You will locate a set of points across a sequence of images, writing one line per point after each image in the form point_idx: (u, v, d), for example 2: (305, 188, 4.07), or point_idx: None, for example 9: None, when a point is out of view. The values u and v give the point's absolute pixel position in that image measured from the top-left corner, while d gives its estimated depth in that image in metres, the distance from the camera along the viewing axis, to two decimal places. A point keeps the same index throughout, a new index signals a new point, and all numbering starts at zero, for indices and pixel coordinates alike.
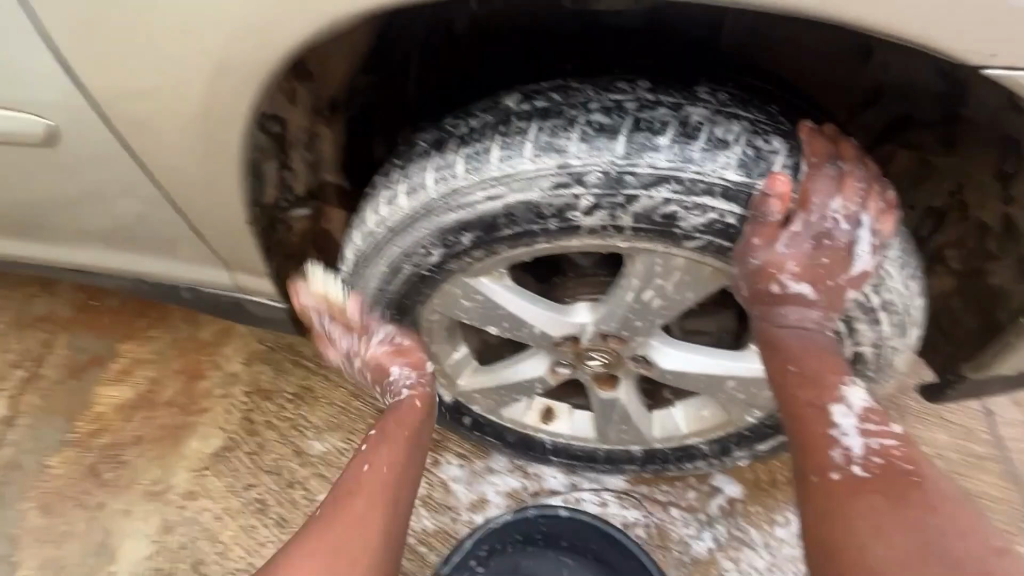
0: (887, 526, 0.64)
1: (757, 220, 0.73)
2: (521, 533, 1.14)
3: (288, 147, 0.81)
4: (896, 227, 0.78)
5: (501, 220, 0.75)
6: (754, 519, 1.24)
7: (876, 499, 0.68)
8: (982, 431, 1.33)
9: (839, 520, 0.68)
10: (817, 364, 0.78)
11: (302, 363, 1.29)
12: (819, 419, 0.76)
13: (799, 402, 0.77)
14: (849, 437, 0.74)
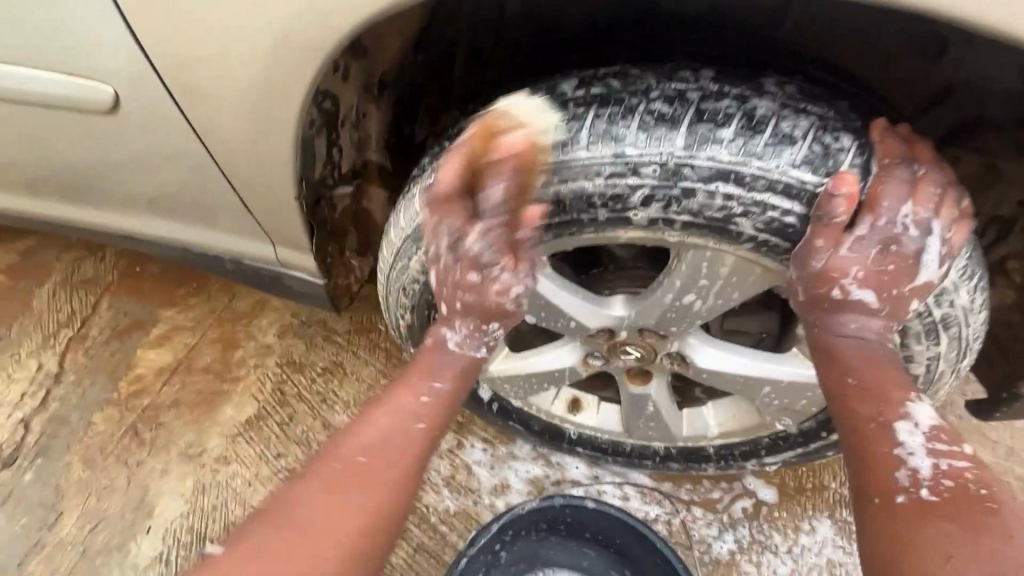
0: (960, 556, 0.54)
1: (820, 221, 0.60)
2: (542, 524, 1.00)
3: (338, 125, 0.79)
4: (969, 239, 0.63)
5: (550, 209, 0.65)
6: (779, 525, 1.19)
7: (947, 526, 0.57)
8: None
9: (902, 543, 0.57)
10: (879, 377, 0.66)
11: (335, 340, 1.45)
12: (880, 436, 0.64)
13: (857, 418, 0.65)
14: (915, 457, 0.62)
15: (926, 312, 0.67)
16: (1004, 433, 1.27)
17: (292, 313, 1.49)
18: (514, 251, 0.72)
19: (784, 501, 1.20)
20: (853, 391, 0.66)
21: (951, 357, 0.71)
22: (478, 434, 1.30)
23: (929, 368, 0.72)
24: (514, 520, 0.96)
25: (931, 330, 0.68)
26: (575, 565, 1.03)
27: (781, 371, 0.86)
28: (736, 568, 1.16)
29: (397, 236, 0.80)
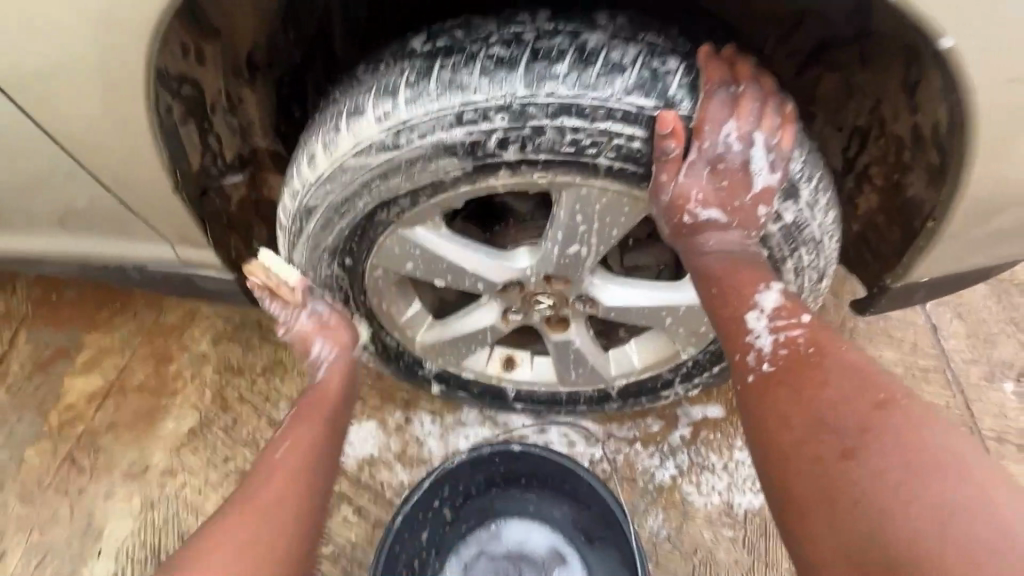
0: (790, 415, 0.65)
1: (653, 152, 0.65)
2: (476, 486, 1.06)
3: (210, 113, 0.80)
4: (795, 144, 0.70)
5: (416, 166, 0.67)
6: (714, 445, 1.26)
7: (786, 391, 0.66)
8: (927, 345, 1.40)
9: (762, 419, 0.67)
10: (738, 278, 0.73)
11: (271, 339, 1.45)
12: (736, 323, 0.73)
13: (723, 316, 0.73)
14: (761, 338, 0.71)
15: (779, 216, 0.73)
16: (907, 331, 1.41)
17: (223, 318, 1.47)
18: (399, 215, 0.75)
19: (719, 423, 1.29)
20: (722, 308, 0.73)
21: (813, 257, 0.78)
22: (425, 407, 1.32)
23: (798, 274, 0.80)
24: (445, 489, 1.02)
25: (790, 236, 0.75)
26: (523, 512, 1.09)
27: (679, 298, 0.91)
28: (679, 491, 1.23)
29: (287, 216, 0.81)
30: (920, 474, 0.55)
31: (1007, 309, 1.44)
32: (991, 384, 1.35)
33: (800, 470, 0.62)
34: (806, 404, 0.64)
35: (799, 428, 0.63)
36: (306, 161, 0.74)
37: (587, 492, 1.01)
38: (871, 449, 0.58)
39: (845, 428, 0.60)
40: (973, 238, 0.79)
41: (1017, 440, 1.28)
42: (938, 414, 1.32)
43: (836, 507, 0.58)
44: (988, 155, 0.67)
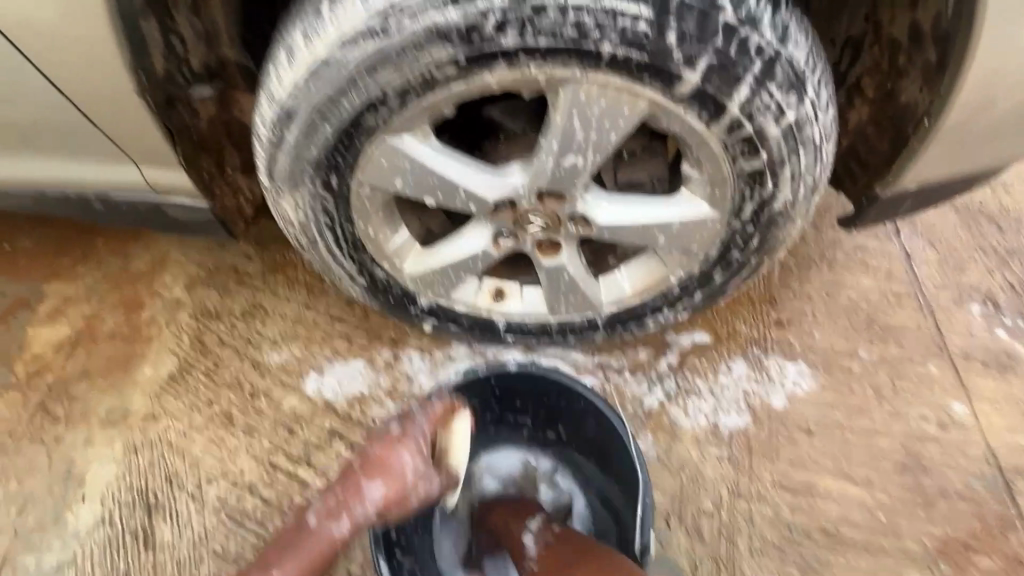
0: None
1: (657, 36, 0.65)
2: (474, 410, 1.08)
3: (172, 10, 0.73)
4: (801, 32, 0.69)
5: (410, 55, 0.67)
6: (699, 371, 1.30)
7: None
8: (901, 272, 1.44)
9: None
10: None
11: (248, 283, 1.40)
12: None
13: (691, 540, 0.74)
14: None
15: (783, 115, 0.71)
16: (883, 259, 1.45)
17: (196, 263, 1.41)
18: (385, 116, 0.74)
19: (703, 350, 1.32)
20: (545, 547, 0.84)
21: (810, 164, 0.78)
22: (414, 345, 1.32)
23: (793, 184, 0.80)
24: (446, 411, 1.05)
25: (791, 135, 0.73)
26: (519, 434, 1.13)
27: (674, 214, 0.88)
28: (667, 416, 1.26)
29: (264, 126, 0.78)
30: None
31: (976, 237, 1.49)
32: (960, 306, 1.41)
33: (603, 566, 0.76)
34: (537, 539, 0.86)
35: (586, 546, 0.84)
36: (283, 59, 0.73)
37: (583, 408, 1.03)
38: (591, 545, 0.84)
39: None
40: (967, 136, 0.80)
41: (983, 357, 1.34)
42: (912, 335, 1.36)
43: None
44: (997, 21, 0.67)
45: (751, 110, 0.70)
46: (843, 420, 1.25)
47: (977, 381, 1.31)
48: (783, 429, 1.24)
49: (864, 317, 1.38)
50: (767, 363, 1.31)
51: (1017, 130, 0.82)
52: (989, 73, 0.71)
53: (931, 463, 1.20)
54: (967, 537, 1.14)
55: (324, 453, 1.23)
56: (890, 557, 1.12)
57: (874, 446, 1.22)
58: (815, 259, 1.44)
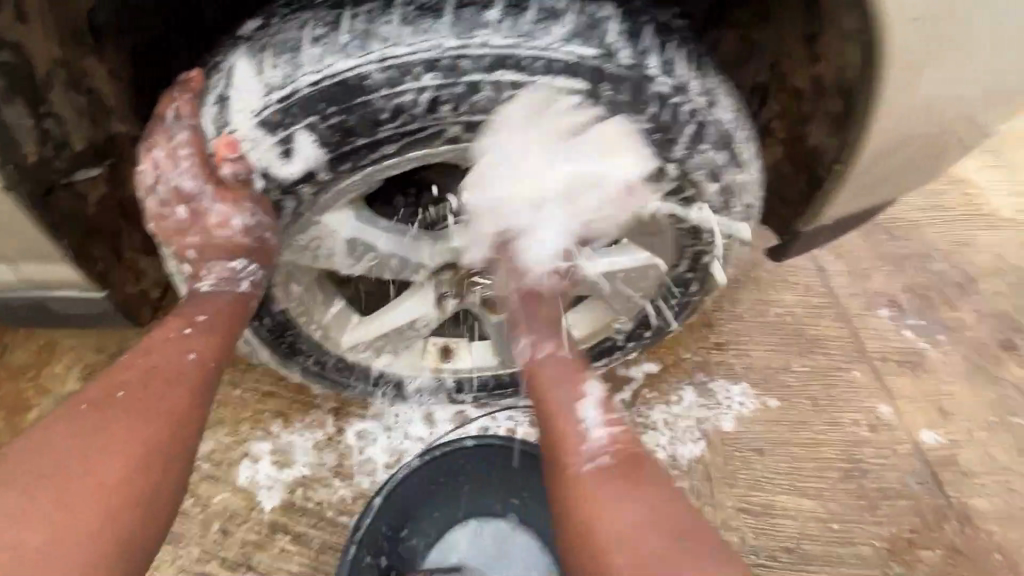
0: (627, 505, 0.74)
1: (593, 109, 0.65)
2: (400, 521, 0.97)
3: (44, 88, 0.64)
4: (730, 94, 0.71)
5: (337, 134, 0.64)
6: (653, 403, 1.31)
7: (617, 482, 0.77)
8: (818, 285, 1.55)
9: (579, 496, 0.76)
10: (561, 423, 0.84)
11: None
12: (568, 419, 0.84)
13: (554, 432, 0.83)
14: (594, 430, 0.82)
15: (718, 175, 0.74)
16: (801, 274, 1.55)
17: (93, 350, 1.24)
18: (315, 189, 0.70)
19: (653, 382, 1.33)
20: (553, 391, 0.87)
21: (743, 216, 0.82)
22: (359, 415, 1.22)
23: (728, 234, 0.84)
24: (371, 536, 0.93)
25: (724, 192, 0.76)
26: (460, 523, 1.03)
27: (620, 260, 0.89)
28: None
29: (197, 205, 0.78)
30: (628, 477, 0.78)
31: (873, 246, 1.64)
32: (871, 311, 1.53)
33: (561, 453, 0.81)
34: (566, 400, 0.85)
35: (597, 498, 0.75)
36: (167, 158, 0.74)
37: (498, 462, 1.00)
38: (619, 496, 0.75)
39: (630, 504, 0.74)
40: (872, 179, 0.87)
41: (896, 357, 1.46)
42: (835, 343, 1.46)
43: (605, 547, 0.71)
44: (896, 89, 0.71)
45: (687, 168, 0.72)
46: (788, 435, 1.30)
47: (895, 380, 1.42)
48: (736, 452, 1.27)
49: (793, 331, 1.46)
50: (713, 388, 1.34)
51: (915, 169, 0.90)
52: (888, 134, 0.78)
53: (870, 466, 1.28)
54: (910, 533, 1.21)
55: (266, 551, 1.10)
56: (848, 564, 1.17)
57: (818, 455, 1.28)
58: (743, 279, 1.52)
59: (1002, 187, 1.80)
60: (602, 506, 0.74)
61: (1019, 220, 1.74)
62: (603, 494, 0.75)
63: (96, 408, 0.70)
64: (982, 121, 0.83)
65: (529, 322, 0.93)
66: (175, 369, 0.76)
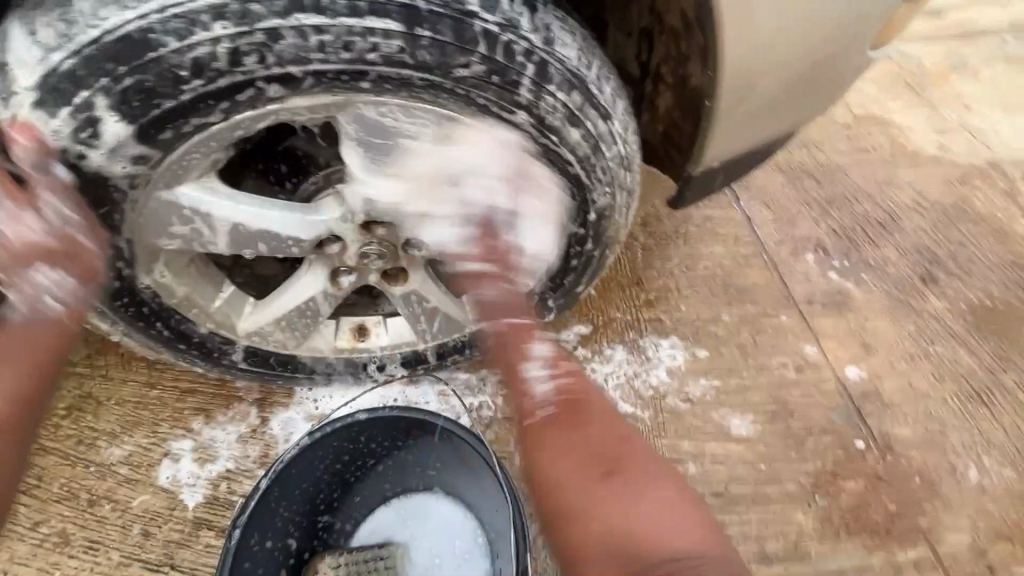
0: (580, 469, 0.79)
1: (415, 51, 0.65)
2: (310, 505, 0.97)
3: None
4: (565, 32, 0.71)
5: (140, 96, 0.62)
6: (585, 365, 1.30)
7: (566, 440, 0.81)
8: (746, 236, 1.56)
9: (544, 455, 0.81)
10: (512, 334, 0.86)
11: (71, 371, 1.20)
12: (516, 356, 0.85)
13: (512, 364, 0.85)
14: (538, 375, 0.85)
15: (577, 118, 0.74)
16: (729, 226, 1.56)
17: None
18: (142, 161, 0.67)
19: (583, 344, 1.33)
20: (506, 340, 0.86)
21: (619, 161, 0.82)
22: (283, 403, 1.19)
23: (613, 180, 0.83)
24: (273, 523, 0.92)
25: (588, 135, 0.76)
26: (385, 500, 1.03)
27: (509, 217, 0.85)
28: None
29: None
30: (603, 480, 0.78)
31: (800, 192, 1.66)
32: (797, 257, 1.55)
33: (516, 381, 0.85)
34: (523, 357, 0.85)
35: (564, 450, 0.80)
36: None
37: (388, 424, 0.96)
38: (583, 485, 0.77)
39: (628, 504, 0.76)
40: (748, 116, 0.89)
41: (822, 299, 1.48)
42: (762, 290, 1.48)
43: (576, 524, 0.77)
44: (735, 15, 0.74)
45: (540, 113, 0.72)
46: (718, 384, 1.31)
47: (821, 322, 1.45)
48: (666, 405, 1.27)
49: (721, 283, 1.47)
50: (643, 344, 1.35)
51: (789, 102, 0.92)
52: (745, 62, 0.80)
53: (796, 406, 1.31)
54: (835, 466, 1.24)
55: (190, 550, 1.07)
56: (776, 502, 1.19)
57: (746, 400, 1.30)
58: (672, 236, 1.53)
59: (924, 126, 1.83)
60: (558, 481, 0.79)
61: (940, 156, 1.77)
62: (558, 468, 0.79)
63: None
64: (834, 42, 0.86)
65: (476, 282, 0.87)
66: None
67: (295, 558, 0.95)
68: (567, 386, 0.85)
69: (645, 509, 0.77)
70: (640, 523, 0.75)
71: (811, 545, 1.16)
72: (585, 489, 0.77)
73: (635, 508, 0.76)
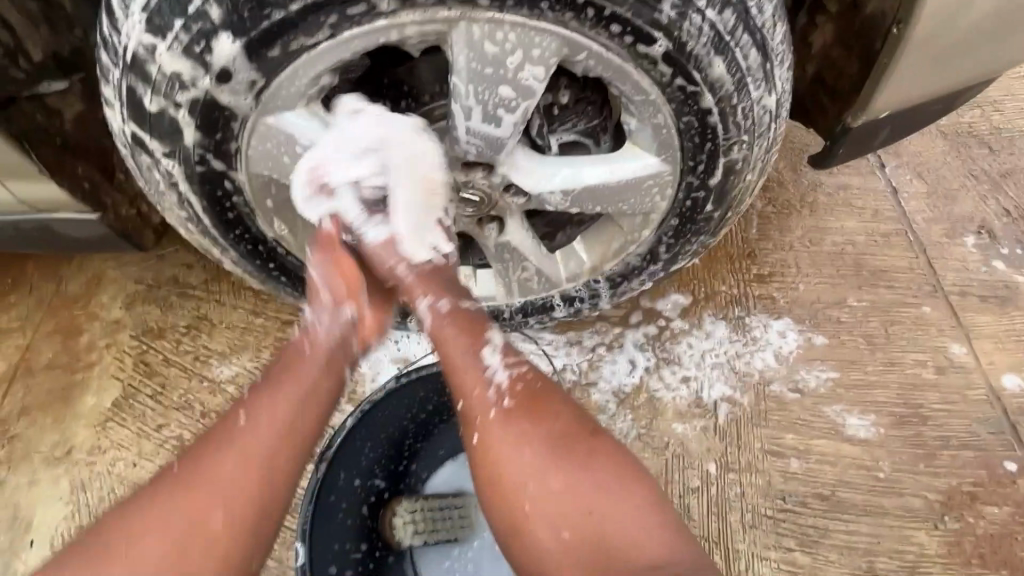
0: (550, 471, 0.70)
1: None
2: (395, 452, 0.97)
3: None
4: None
5: (258, 7, 0.61)
6: (680, 339, 1.19)
7: (524, 425, 0.72)
8: (888, 210, 1.33)
9: (496, 453, 0.71)
10: (455, 331, 0.76)
11: (190, 294, 1.30)
12: (468, 360, 0.74)
13: (450, 351, 0.76)
14: (497, 373, 0.74)
15: (724, 43, 0.65)
16: (868, 198, 1.34)
17: (134, 280, 1.31)
18: (253, 84, 0.66)
19: (682, 316, 1.21)
20: (446, 332, 0.76)
21: (764, 98, 0.71)
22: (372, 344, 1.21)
23: (754, 121, 0.73)
24: (358, 463, 0.92)
25: (732, 65, 0.67)
26: (458, 454, 1.01)
27: (621, 168, 0.78)
28: (647, 391, 1.15)
29: (125, 145, 0.74)
30: (564, 457, 0.70)
31: (965, 162, 1.38)
32: (953, 239, 1.30)
33: (455, 365, 0.75)
34: (464, 349, 0.75)
35: (508, 458, 0.71)
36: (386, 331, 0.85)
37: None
38: (554, 479, 0.69)
39: (580, 503, 0.69)
40: (940, 55, 0.72)
41: (980, 292, 1.24)
42: (901, 275, 1.26)
43: (527, 512, 0.70)
44: None
45: (681, 37, 0.63)
46: (835, 376, 1.16)
47: (975, 318, 1.22)
48: (770, 392, 1.14)
49: (852, 262, 1.28)
50: (749, 323, 1.21)
51: (1000, 38, 0.73)
52: None
53: (931, 412, 1.13)
54: (973, 487, 1.07)
55: None
56: (892, 517, 1.05)
57: (869, 398, 1.14)
58: (797, 205, 1.33)
59: None
60: (517, 482, 0.70)
61: None
62: (517, 462, 0.70)
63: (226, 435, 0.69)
64: None
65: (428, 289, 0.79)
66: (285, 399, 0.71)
67: (375, 497, 0.95)
68: (521, 375, 0.74)
69: (630, 521, 0.68)
70: (622, 540, 0.67)
71: (931, 570, 1.01)
72: (547, 481, 0.69)
73: (598, 504, 0.69)
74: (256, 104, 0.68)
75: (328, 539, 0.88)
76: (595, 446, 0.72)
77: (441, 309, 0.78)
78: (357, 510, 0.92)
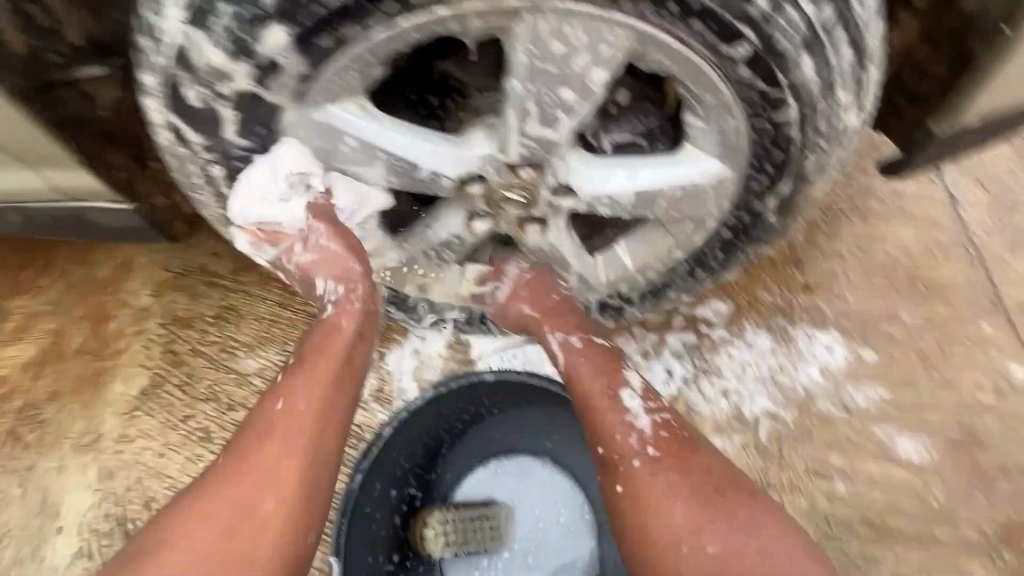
0: (700, 518, 0.73)
1: None
2: (427, 458, 0.96)
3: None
4: None
5: None
6: (719, 349, 1.14)
7: (671, 473, 0.77)
8: (946, 219, 1.25)
9: (641, 499, 0.76)
10: (599, 372, 0.84)
11: (217, 284, 1.28)
12: (612, 407, 0.81)
13: (597, 395, 0.83)
14: (640, 419, 0.81)
15: (816, 41, 0.60)
16: (926, 206, 1.25)
17: (162, 267, 1.29)
18: (301, 76, 0.63)
19: (723, 325, 1.15)
20: (593, 376, 0.84)
21: (850, 101, 0.66)
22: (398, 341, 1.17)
23: (837, 126, 0.68)
24: (392, 470, 0.94)
25: (821, 66, 0.62)
26: (486, 460, 0.97)
27: (680, 172, 0.73)
28: (683, 402, 1.11)
29: (159, 135, 0.70)
30: (715, 504, 0.74)
31: None
32: (1016, 254, 1.22)
33: (597, 406, 0.82)
34: (602, 390, 0.83)
35: (655, 499, 0.75)
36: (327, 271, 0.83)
37: (507, 395, 0.97)
38: (705, 522, 0.73)
39: (736, 545, 0.71)
40: None
41: None
42: (959, 289, 1.19)
43: (670, 558, 0.72)
44: None
45: (771, 33, 0.59)
46: (885, 395, 1.10)
47: None
48: (816, 410, 1.09)
49: (905, 274, 1.20)
50: (794, 335, 1.15)
51: None
52: None
53: (989, 438, 1.06)
54: None
55: None
56: (941, 548, 1.00)
57: (920, 420, 1.08)
58: (849, 210, 1.26)
59: None
60: (672, 535, 0.73)
61: None
62: (672, 513, 0.74)
63: (258, 438, 0.75)
64: None
65: (559, 324, 0.88)
66: (293, 421, 0.75)
67: (406, 506, 0.94)
68: (664, 422, 0.81)
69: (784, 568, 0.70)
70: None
71: None
72: (703, 539, 0.72)
73: (767, 557, 0.70)
74: (302, 96, 0.65)
75: (359, 548, 0.90)
76: (741, 498, 0.75)
77: (575, 345, 0.87)
78: (389, 518, 0.93)
